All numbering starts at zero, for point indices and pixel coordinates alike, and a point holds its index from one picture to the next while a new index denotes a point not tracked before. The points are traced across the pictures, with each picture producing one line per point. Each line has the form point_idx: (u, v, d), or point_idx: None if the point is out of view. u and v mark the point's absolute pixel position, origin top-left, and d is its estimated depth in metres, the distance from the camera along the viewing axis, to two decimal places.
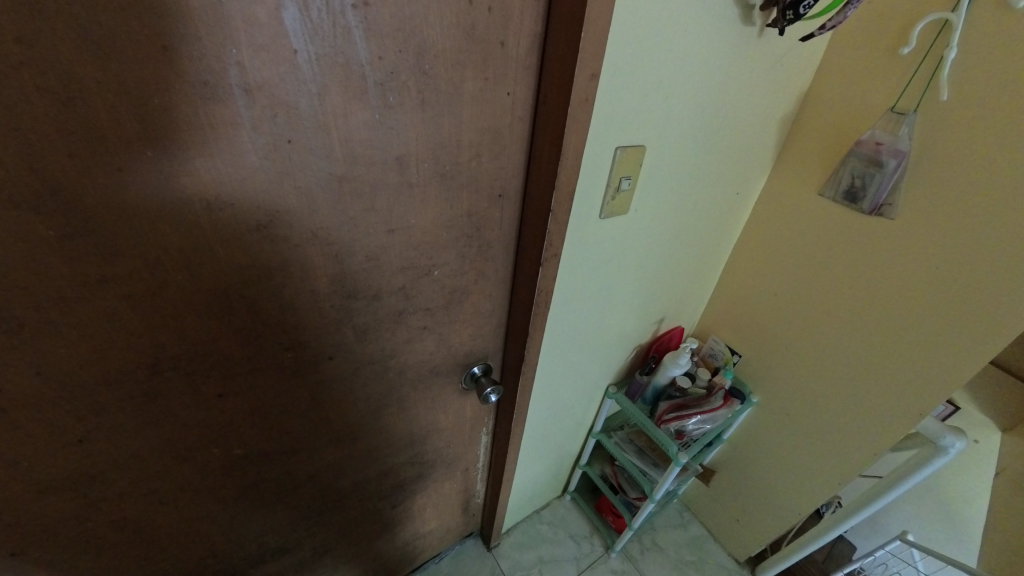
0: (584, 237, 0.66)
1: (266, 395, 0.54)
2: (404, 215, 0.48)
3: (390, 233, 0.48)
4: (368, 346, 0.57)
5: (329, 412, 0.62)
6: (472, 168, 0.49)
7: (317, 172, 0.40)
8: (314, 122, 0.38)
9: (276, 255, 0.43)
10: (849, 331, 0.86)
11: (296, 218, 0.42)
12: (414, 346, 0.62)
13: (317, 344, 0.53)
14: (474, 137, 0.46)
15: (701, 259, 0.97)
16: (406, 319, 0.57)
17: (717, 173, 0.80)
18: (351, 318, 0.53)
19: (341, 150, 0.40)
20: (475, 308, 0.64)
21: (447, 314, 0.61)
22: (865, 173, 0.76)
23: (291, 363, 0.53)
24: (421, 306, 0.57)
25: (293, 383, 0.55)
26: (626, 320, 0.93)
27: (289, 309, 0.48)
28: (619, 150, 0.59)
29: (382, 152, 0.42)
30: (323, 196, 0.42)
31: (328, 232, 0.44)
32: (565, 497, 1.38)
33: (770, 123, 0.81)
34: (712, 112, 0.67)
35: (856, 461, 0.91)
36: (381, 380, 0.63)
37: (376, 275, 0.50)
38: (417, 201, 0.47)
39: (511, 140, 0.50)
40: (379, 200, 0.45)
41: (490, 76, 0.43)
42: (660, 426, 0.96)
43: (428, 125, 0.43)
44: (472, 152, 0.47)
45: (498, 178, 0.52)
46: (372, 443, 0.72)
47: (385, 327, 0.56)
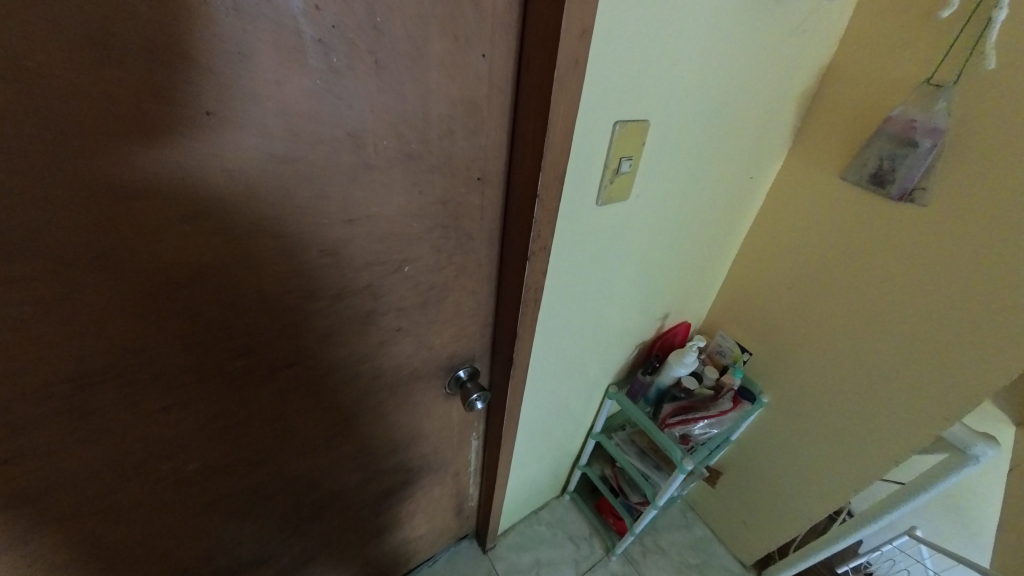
0: (578, 227, 0.59)
1: (224, 406, 0.48)
2: (365, 202, 0.41)
3: (350, 223, 0.42)
4: (334, 352, 0.51)
5: (297, 422, 0.56)
6: (445, 148, 0.42)
7: (253, 153, 0.34)
8: (244, 91, 0.31)
9: (212, 252, 0.37)
10: (871, 329, 0.79)
11: (233, 207, 0.36)
12: (388, 350, 0.56)
13: (274, 349, 0.47)
14: (444, 110, 0.40)
15: (709, 249, 0.90)
16: (377, 320, 0.51)
17: (728, 156, 0.73)
18: (313, 320, 0.47)
19: (282, 125, 0.34)
20: (457, 308, 0.57)
21: (425, 314, 0.55)
22: (893, 154, 0.67)
23: (245, 372, 0.47)
24: (393, 306, 0.51)
25: (250, 393, 0.49)
26: (626, 317, 0.86)
27: (236, 312, 0.42)
28: (618, 126, 0.51)
29: (332, 127, 0.36)
30: (264, 181, 0.36)
31: (275, 223, 0.38)
32: (564, 496, 1.33)
33: (787, 100, 0.74)
34: (724, 86, 0.60)
35: (874, 467, 0.86)
36: (352, 387, 0.57)
37: (339, 272, 0.44)
38: (379, 186, 0.41)
39: (490, 116, 0.43)
40: (332, 186, 0.38)
41: (461, 35, 0.36)
42: (664, 429, 0.90)
43: (387, 96, 0.36)
44: (443, 127, 0.40)
45: (477, 160, 0.45)
46: (348, 452, 0.67)
47: (353, 330, 0.50)
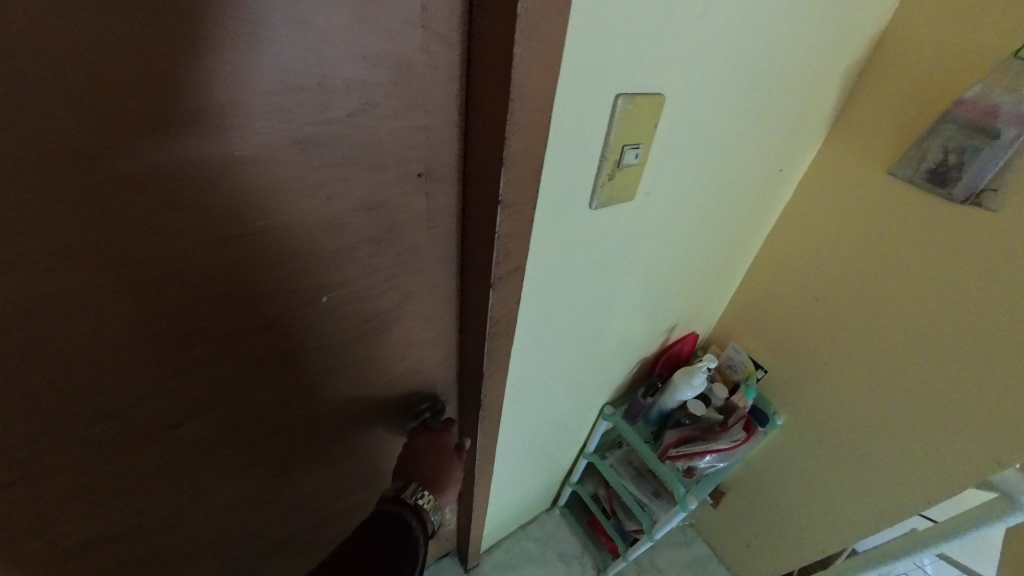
0: (566, 235, 0.46)
1: (94, 482, 0.35)
2: (246, 212, 0.28)
3: (231, 242, 0.29)
4: (239, 403, 0.39)
5: (203, 491, 0.44)
6: (363, 132, 0.29)
7: (30, 136, 0.20)
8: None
9: (12, 290, 0.24)
10: (915, 352, 0.68)
11: (26, 221, 0.22)
12: (321, 393, 0.43)
13: (150, 409, 0.34)
14: (357, 72, 0.27)
15: (725, 251, 0.77)
16: (295, 362, 0.39)
17: (754, 144, 0.60)
18: (199, 370, 0.34)
19: (72, 96, 0.21)
20: (409, 339, 0.45)
21: (365, 349, 0.42)
22: (964, 145, 0.54)
23: (111, 441, 0.34)
24: (318, 344, 0.39)
25: (124, 465, 0.36)
26: (625, 331, 0.74)
27: (78, 369, 0.28)
28: (622, 100, 0.38)
29: (172, 99, 0.23)
30: (64, 184, 0.22)
31: (106, 246, 0.25)
32: (554, 510, 1.22)
33: (831, 75, 0.60)
34: (761, 55, 0.47)
35: (905, 502, 0.75)
36: (273, 440, 0.45)
37: (223, 308, 0.32)
38: (266, 190, 0.28)
39: (431, 85, 0.30)
40: (189, 192, 0.26)
41: None
42: (664, 459, 0.81)
43: (258, 47, 0.23)
44: (358, 99, 0.28)
45: (416, 148, 0.32)
46: (281, 512, 0.54)
47: (261, 376, 0.38)
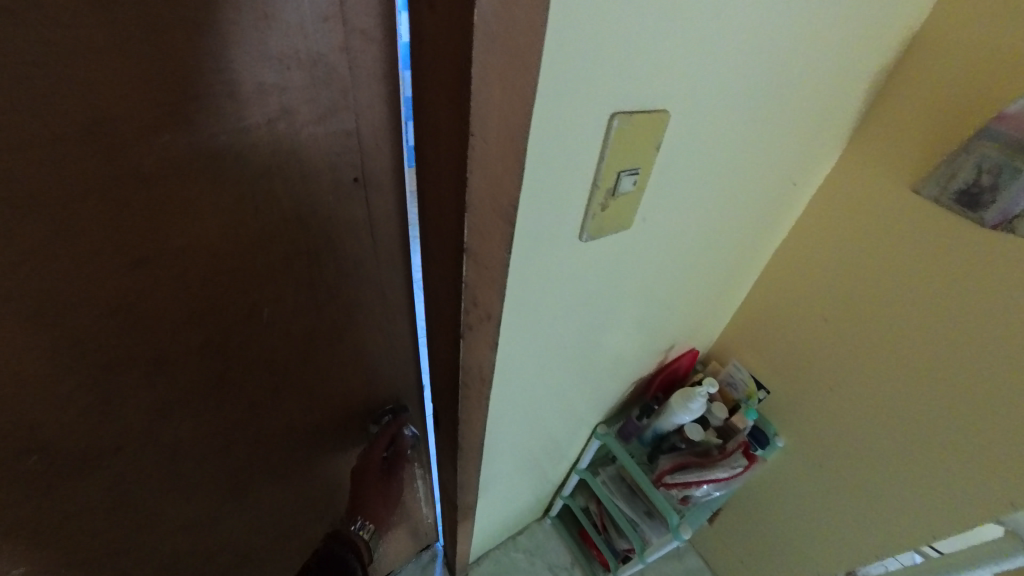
0: (551, 267, 0.40)
1: (28, 535, 0.31)
2: (156, 232, 0.26)
3: (142, 266, 0.27)
4: (185, 428, 0.36)
5: (150, 525, 0.40)
6: (281, 138, 0.29)
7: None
8: None
9: None
10: (927, 383, 0.63)
11: None
12: (271, 406, 0.42)
13: (83, 446, 0.30)
14: (270, 77, 0.26)
15: (729, 269, 0.73)
16: (236, 380, 0.37)
17: (764, 156, 0.54)
18: (138, 397, 0.31)
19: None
20: (355, 345, 0.45)
21: (312, 358, 0.42)
22: (1002, 165, 0.48)
23: (40, 489, 0.29)
24: (259, 358, 0.37)
25: (57, 512, 0.32)
26: (618, 351, 0.70)
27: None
28: (618, 120, 0.32)
29: (49, 117, 0.20)
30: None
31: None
32: (546, 520, 1.18)
33: (854, 85, 0.55)
34: (780, 63, 0.41)
35: (909, 533, 0.71)
36: (226, 457, 0.42)
37: (145, 334, 0.29)
38: (176, 207, 0.26)
39: (355, 89, 0.30)
40: (87, 218, 0.23)
41: None
42: (657, 485, 0.81)
43: (163, 58, 0.22)
44: (276, 106, 0.27)
45: (342, 152, 0.32)
46: (238, 529, 0.51)
47: (204, 397, 0.36)
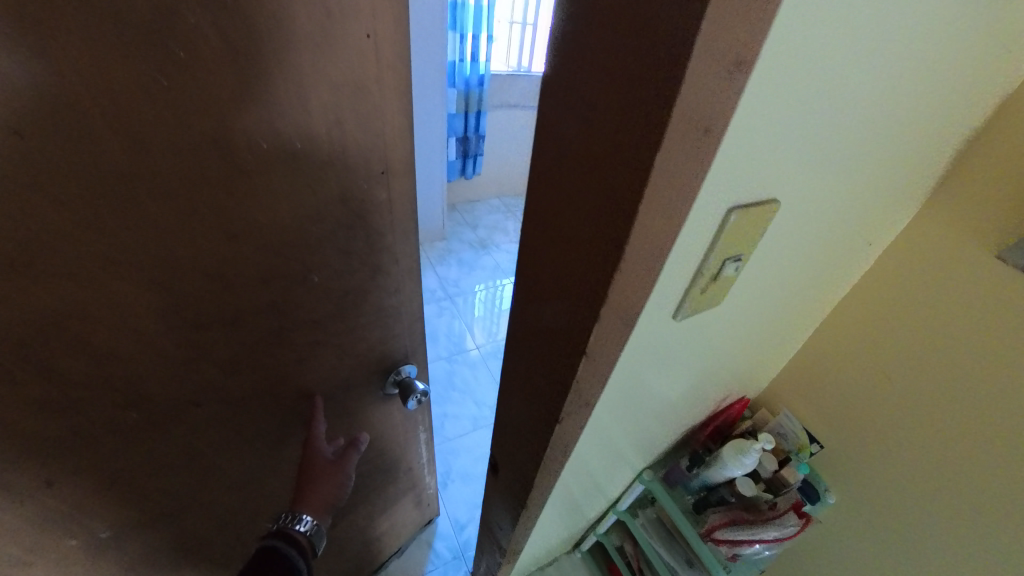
0: (650, 347, 0.40)
1: (143, 456, 0.41)
2: (244, 214, 0.34)
3: (236, 240, 0.35)
4: (246, 380, 0.44)
5: (211, 474, 0.48)
6: (334, 144, 0.36)
7: (129, 151, 0.28)
8: (112, 80, 0.26)
9: (104, 271, 0.31)
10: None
11: (113, 215, 0.29)
12: (311, 365, 0.49)
13: (173, 388, 0.39)
14: (326, 98, 0.33)
15: (788, 331, 0.64)
16: (287, 338, 0.44)
17: (875, 172, 0.43)
18: (219, 350, 0.40)
19: (150, 123, 0.28)
20: (381, 308, 0.52)
21: (344, 323, 0.48)
22: None
23: (146, 419, 0.39)
24: (305, 320, 0.44)
25: (157, 438, 0.41)
26: (679, 398, 0.58)
27: (139, 344, 0.35)
28: (734, 213, 0.31)
29: (189, 130, 0.29)
30: (139, 185, 0.29)
31: (143, 251, 0.31)
32: (575, 552, 1.04)
33: (931, 158, 0.48)
34: (883, 126, 0.37)
35: None
36: (274, 412, 0.49)
37: (233, 296, 0.38)
38: (261, 192, 0.34)
39: (387, 103, 0.38)
40: (204, 204, 0.32)
41: (333, 9, 0.30)
42: (705, 539, 0.69)
43: (258, 84, 0.30)
44: (329, 118, 0.34)
45: (373, 151, 0.39)
46: (281, 484, 0.58)
47: (262, 353, 0.43)
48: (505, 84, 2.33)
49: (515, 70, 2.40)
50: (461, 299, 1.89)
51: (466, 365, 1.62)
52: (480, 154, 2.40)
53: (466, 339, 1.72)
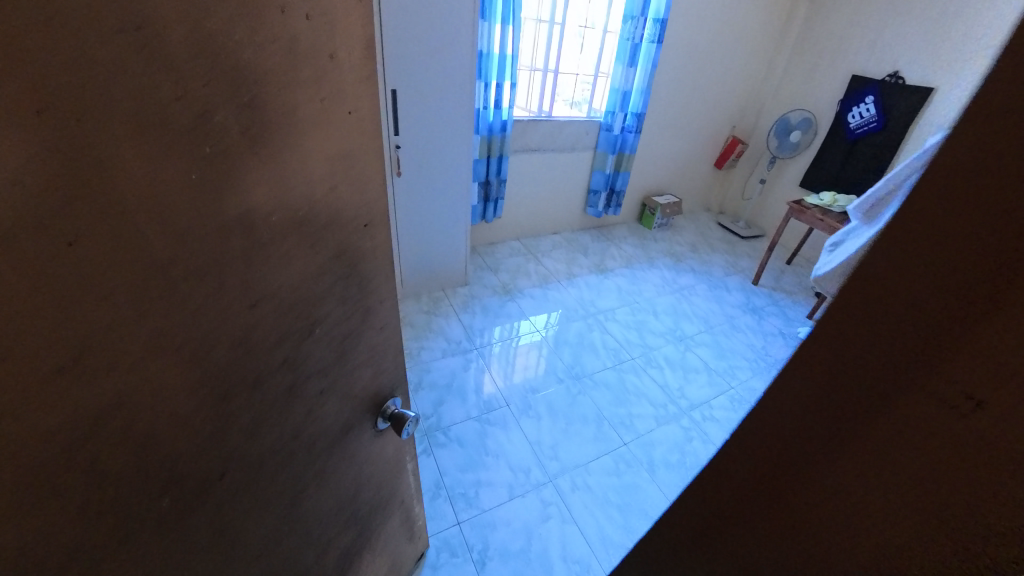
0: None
1: (179, 546, 0.40)
2: (263, 281, 0.38)
3: (256, 307, 0.38)
4: (265, 440, 0.45)
5: (234, 548, 0.47)
6: (331, 207, 0.41)
7: (183, 240, 0.30)
8: (174, 182, 0.29)
9: (157, 358, 0.32)
10: None
11: (166, 304, 0.31)
12: (318, 415, 0.51)
13: (207, 461, 0.40)
14: (325, 168, 0.39)
15: None
16: (300, 390, 0.47)
17: None
18: (243, 414, 0.41)
19: (199, 213, 0.31)
20: (373, 345, 0.56)
21: (345, 366, 0.52)
22: None
23: (182, 503, 0.39)
24: (315, 370, 0.47)
25: (191, 522, 0.40)
26: None
27: (182, 422, 0.36)
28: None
29: (219, 214, 0.32)
30: (188, 270, 0.32)
31: (188, 332, 0.33)
32: None
33: None
34: None
35: None
36: (289, 468, 0.50)
37: (255, 359, 0.40)
38: (275, 260, 0.38)
39: (366, 167, 0.44)
40: (236, 277, 0.35)
41: (327, 96, 0.37)
42: None
43: (278, 167, 0.35)
44: (327, 184, 0.40)
45: (360, 205, 0.45)
46: (297, 550, 0.57)
47: (278, 411, 0.45)
48: (527, 130, 2.38)
49: (535, 115, 2.43)
50: (485, 348, 1.92)
51: (498, 426, 1.57)
52: (500, 198, 2.46)
53: (497, 396, 1.69)
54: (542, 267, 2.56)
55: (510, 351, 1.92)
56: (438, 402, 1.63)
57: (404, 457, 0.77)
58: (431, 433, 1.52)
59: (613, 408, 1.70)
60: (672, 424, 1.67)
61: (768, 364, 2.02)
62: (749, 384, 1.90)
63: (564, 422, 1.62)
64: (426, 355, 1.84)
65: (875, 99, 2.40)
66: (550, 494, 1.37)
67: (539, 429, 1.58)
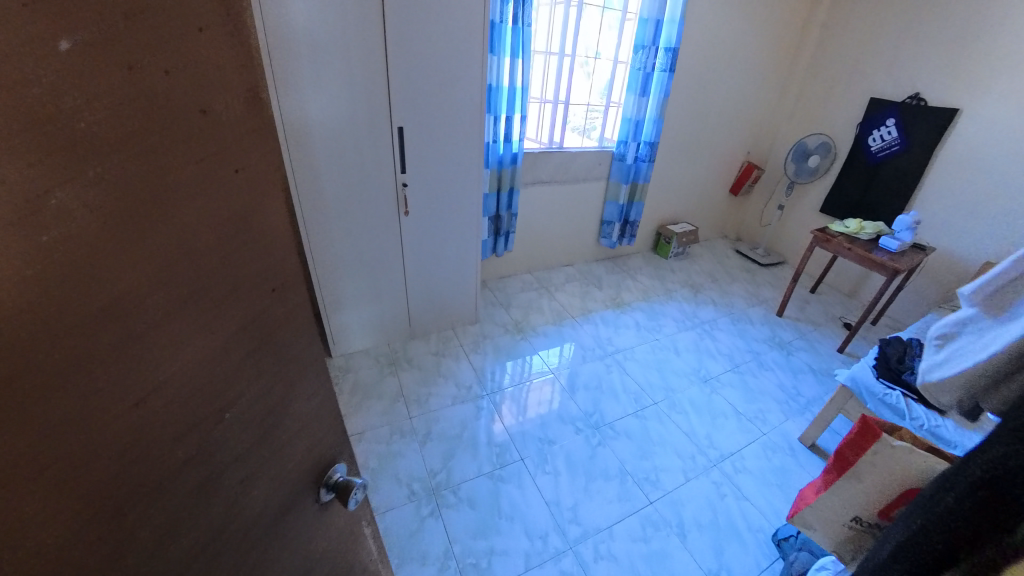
0: None
1: None
2: (154, 370, 0.32)
3: (150, 401, 0.33)
4: (184, 548, 0.38)
5: None
6: (228, 274, 0.37)
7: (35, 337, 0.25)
8: (22, 272, 0.23)
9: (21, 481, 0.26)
10: None
11: (24, 416, 0.25)
12: (247, 503, 0.45)
13: None
14: (215, 234, 0.35)
15: None
16: (219, 481, 0.41)
17: None
18: (150, 522, 0.35)
19: (54, 301, 0.25)
20: (300, 411, 0.51)
21: (271, 442, 0.46)
22: None
23: None
24: (233, 455, 0.42)
25: None
26: None
27: (66, 550, 0.29)
28: None
29: (83, 308, 0.27)
30: (48, 371, 0.26)
31: (59, 442, 0.27)
32: None
33: None
34: None
35: None
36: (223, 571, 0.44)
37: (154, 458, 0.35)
38: (166, 345, 0.33)
39: (265, 226, 0.41)
40: (115, 368, 0.30)
41: (207, 155, 0.33)
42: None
43: (154, 238, 0.30)
44: (221, 251, 0.36)
45: (262, 264, 0.41)
46: None
47: (195, 510, 0.39)
48: (538, 162, 2.38)
49: (547, 146, 2.42)
50: (496, 393, 1.85)
51: (513, 483, 1.48)
52: (511, 231, 2.47)
53: (511, 449, 1.61)
54: (556, 302, 2.53)
55: (522, 396, 1.85)
56: (449, 456, 1.56)
57: (360, 524, 0.70)
58: (440, 493, 1.44)
59: (636, 460, 1.59)
60: (702, 478, 1.55)
61: (799, 404, 1.90)
62: (781, 428, 1.77)
63: (583, 478, 1.51)
64: (435, 403, 1.79)
65: (895, 120, 2.36)
66: (572, 564, 1.27)
67: (556, 485, 1.48)
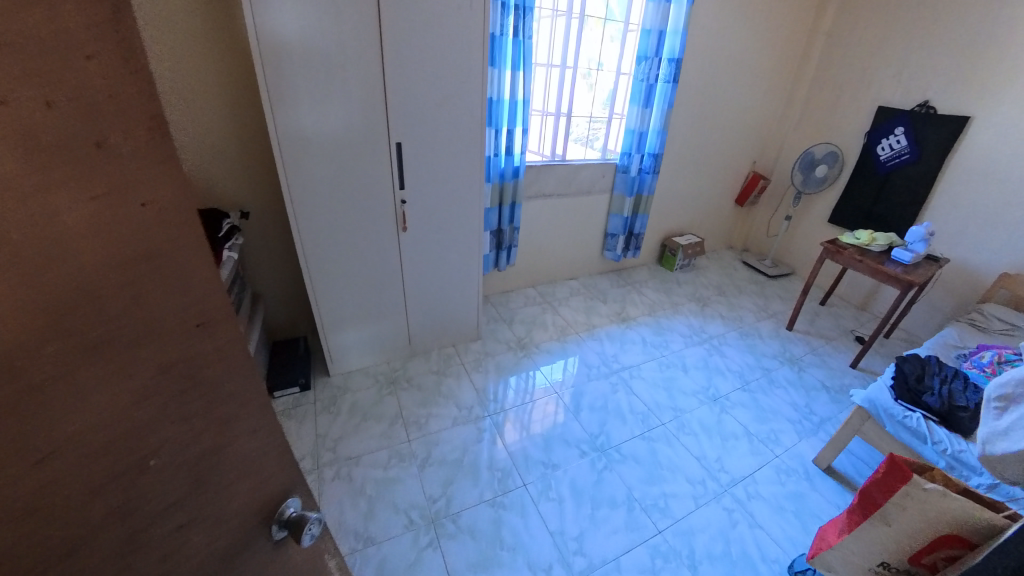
0: None
1: None
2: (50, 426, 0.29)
3: (44, 462, 0.29)
4: None
5: None
6: (142, 318, 0.33)
7: None
8: None
9: None
10: None
11: None
12: (181, 558, 0.41)
13: None
14: (123, 275, 0.31)
15: None
16: (142, 538, 0.37)
17: None
18: None
19: None
20: (247, 456, 0.46)
21: (209, 491, 0.42)
22: None
23: None
24: (159, 510, 0.38)
25: None
26: None
27: None
28: None
29: None
30: None
31: None
32: None
33: None
34: None
35: None
36: None
37: (47, 525, 0.31)
38: (62, 399, 0.30)
39: (191, 263, 0.36)
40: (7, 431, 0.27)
41: (105, 192, 0.29)
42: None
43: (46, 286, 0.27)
44: (131, 293, 0.32)
45: (187, 304, 0.36)
46: None
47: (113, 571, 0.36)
48: (540, 176, 2.36)
49: (549, 158, 2.39)
50: (498, 415, 1.80)
51: (515, 511, 1.43)
52: (514, 244, 2.43)
53: (513, 474, 1.55)
54: (560, 317, 2.48)
55: (524, 417, 1.79)
56: (448, 482, 1.51)
57: (330, 565, 0.66)
58: (439, 521, 1.39)
59: (644, 486, 1.53)
60: (712, 505, 1.48)
61: (812, 425, 1.83)
62: (796, 451, 1.70)
63: (589, 506, 1.46)
64: (435, 425, 1.74)
65: (906, 130, 2.30)
66: None
67: (561, 514, 1.43)
